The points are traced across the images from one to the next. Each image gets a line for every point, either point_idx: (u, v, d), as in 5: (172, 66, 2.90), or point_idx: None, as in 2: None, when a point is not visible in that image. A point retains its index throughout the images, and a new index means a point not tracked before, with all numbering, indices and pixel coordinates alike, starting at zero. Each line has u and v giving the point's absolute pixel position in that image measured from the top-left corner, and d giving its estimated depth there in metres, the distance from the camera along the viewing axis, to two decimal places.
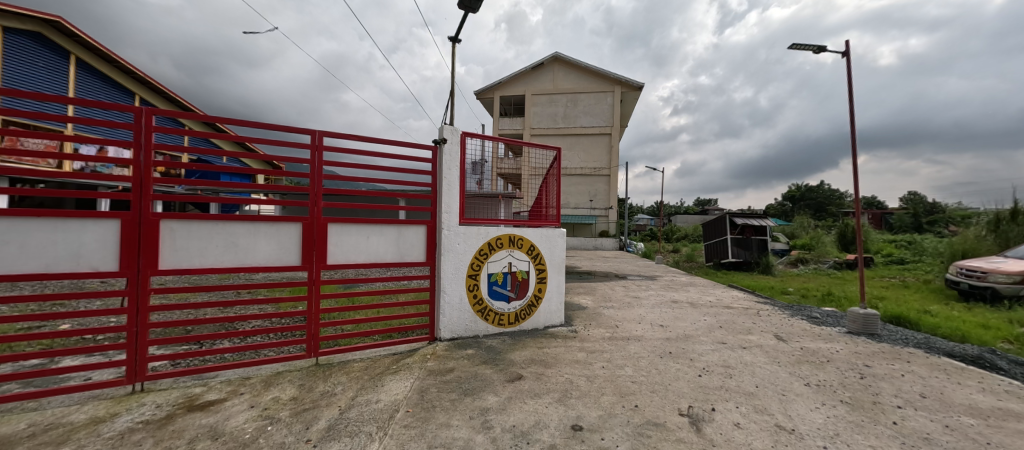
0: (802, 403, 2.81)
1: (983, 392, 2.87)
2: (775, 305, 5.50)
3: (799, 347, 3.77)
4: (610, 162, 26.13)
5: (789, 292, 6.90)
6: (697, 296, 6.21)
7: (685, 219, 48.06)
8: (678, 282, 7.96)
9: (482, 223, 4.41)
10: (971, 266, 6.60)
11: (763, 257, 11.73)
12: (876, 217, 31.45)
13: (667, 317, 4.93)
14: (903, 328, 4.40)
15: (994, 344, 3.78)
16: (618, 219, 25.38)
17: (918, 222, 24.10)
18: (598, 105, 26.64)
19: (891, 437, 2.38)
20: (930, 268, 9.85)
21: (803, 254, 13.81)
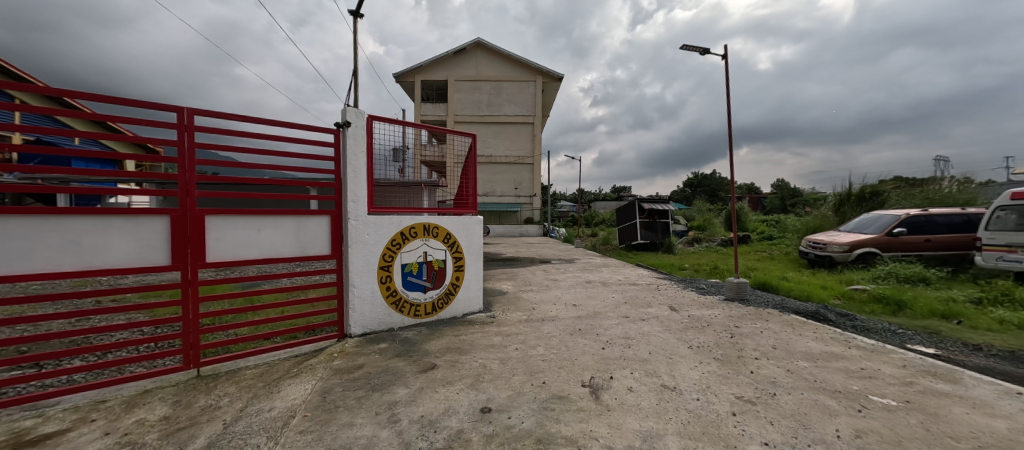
0: (685, 363, 3.20)
1: (816, 340, 3.54)
2: (672, 279, 6.21)
3: (687, 315, 4.27)
4: (533, 150, 26.86)
5: (685, 267, 7.83)
6: (609, 276, 6.74)
7: (605, 206, 51.79)
8: (593, 264, 8.57)
9: (394, 212, 4.20)
10: (817, 239, 8.13)
11: (666, 238, 13.14)
12: (753, 201, 37.20)
13: (580, 297, 5.26)
14: (768, 292, 5.26)
15: (828, 301, 4.70)
16: (541, 206, 26.37)
17: (784, 204, 29.03)
18: (522, 94, 27.06)
19: (748, 384, 2.82)
20: (790, 242, 11.95)
21: (698, 234, 15.75)
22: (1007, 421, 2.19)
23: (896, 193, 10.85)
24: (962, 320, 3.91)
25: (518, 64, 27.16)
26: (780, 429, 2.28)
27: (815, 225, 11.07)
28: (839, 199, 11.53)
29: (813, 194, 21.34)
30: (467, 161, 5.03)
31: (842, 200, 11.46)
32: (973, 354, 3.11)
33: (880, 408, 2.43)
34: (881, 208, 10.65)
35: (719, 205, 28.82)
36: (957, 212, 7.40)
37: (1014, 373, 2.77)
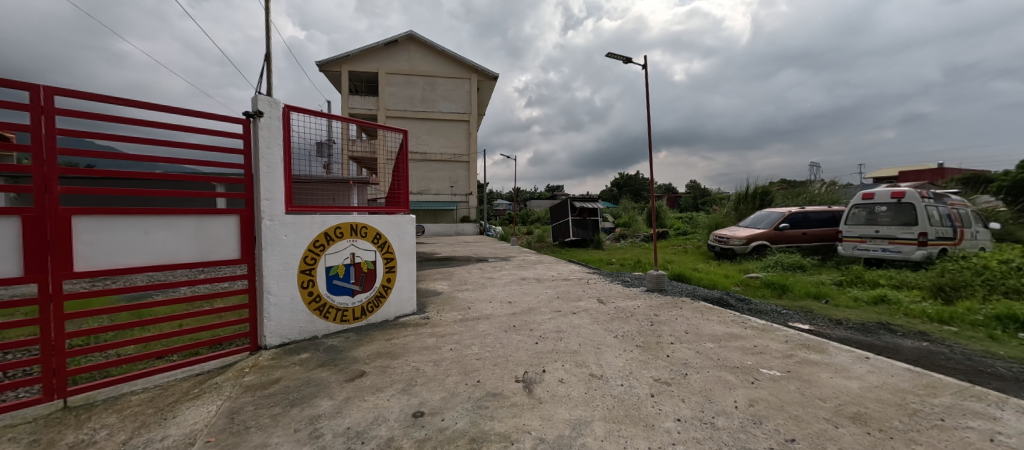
0: (611, 352, 3.42)
1: (719, 323, 4.03)
2: (600, 273, 6.63)
3: (613, 307, 4.59)
4: (469, 148, 26.82)
5: (613, 262, 8.42)
6: (543, 272, 6.98)
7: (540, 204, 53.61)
8: (528, 261, 8.83)
9: (317, 211, 3.90)
10: (721, 233, 9.21)
11: (595, 235, 14.00)
12: (671, 200, 41.04)
13: (515, 294, 5.38)
14: (682, 282, 5.87)
15: (729, 288, 5.39)
16: (478, 205, 26.42)
17: (696, 202, 32.59)
18: (457, 91, 26.84)
19: (664, 367, 3.11)
20: (700, 237, 13.48)
21: (624, 231, 17.05)
22: (856, 380, 2.68)
23: (782, 193, 12.78)
24: (827, 299, 4.73)
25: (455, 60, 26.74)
26: (690, 405, 2.55)
27: (720, 221, 12.60)
28: (736, 201, 13.14)
29: (718, 194, 24.31)
30: (399, 158, 4.82)
31: (737, 201, 13.11)
32: (835, 327, 3.76)
33: (768, 379, 2.83)
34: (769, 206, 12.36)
35: (643, 204, 31.49)
36: (827, 210, 8.91)
37: (863, 341, 3.40)
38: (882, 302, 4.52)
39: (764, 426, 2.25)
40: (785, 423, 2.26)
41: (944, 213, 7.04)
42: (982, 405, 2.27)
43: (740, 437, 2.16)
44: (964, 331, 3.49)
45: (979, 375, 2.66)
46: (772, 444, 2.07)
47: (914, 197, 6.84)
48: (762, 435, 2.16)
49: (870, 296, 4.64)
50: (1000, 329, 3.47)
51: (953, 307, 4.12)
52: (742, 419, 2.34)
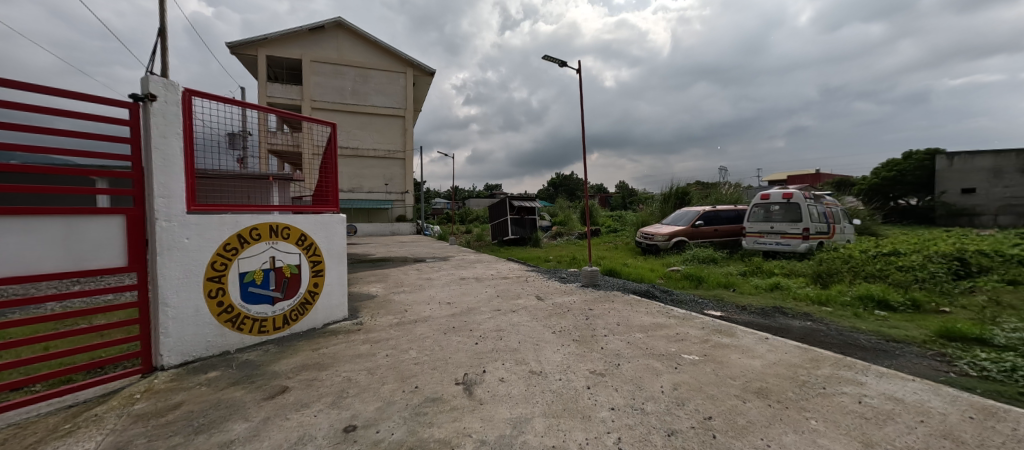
0: (549, 348, 3.52)
1: (647, 313, 4.35)
2: (538, 271, 6.81)
3: (551, 303, 4.73)
4: (405, 145, 26.01)
5: (550, 259, 8.74)
6: (482, 271, 7.00)
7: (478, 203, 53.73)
8: (467, 260, 8.78)
9: (226, 210, 3.47)
10: (647, 231, 9.99)
11: (532, 233, 14.36)
12: (602, 200, 43.72)
13: (455, 294, 5.31)
14: (614, 277, 6.28)
15: (653, 280, 5.90)
16: (414, 204, 25.92)
17: (624, 202, 35.20)
18: (391, 85, 25.88)
19: (599, 359, 3.27)
20: (628, 234, 14.56)
21: (560, 229, 17.79)
22: (758, 358, 3.05)
23: (697, 194, 14.30)
24: (734, 288, 5.38)
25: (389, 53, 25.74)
26: (623, 394, 2.70)
27: (645, 219, 13.74)
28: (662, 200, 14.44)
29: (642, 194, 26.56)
30: (327, 154, 4.48)
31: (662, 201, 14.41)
32: (740, 312, 4.29)
33: (688, 364, 3.09)
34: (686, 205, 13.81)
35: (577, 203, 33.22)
36: (734, 209, 10.12)
37: (761, 323, 3.91)
38: (776, 288, 5.26)
39: (686, 407, 2.47)
40: (704, 403, 2.50)
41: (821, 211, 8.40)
42: (851, 373, 2.73)
43: (667, 420, 2.34)
44: (837, 310, 4.19)
45: (848, 347, 3.20)
46: (693, 424, 2.28)
47: (799, 198, 8.03)
48: (685, 416, 2.37)
49: (767, 283, 5.37)
50: (861, 307, 4.23)
51: (827, 290, 4.93)
52: (668, 403, 2.53)
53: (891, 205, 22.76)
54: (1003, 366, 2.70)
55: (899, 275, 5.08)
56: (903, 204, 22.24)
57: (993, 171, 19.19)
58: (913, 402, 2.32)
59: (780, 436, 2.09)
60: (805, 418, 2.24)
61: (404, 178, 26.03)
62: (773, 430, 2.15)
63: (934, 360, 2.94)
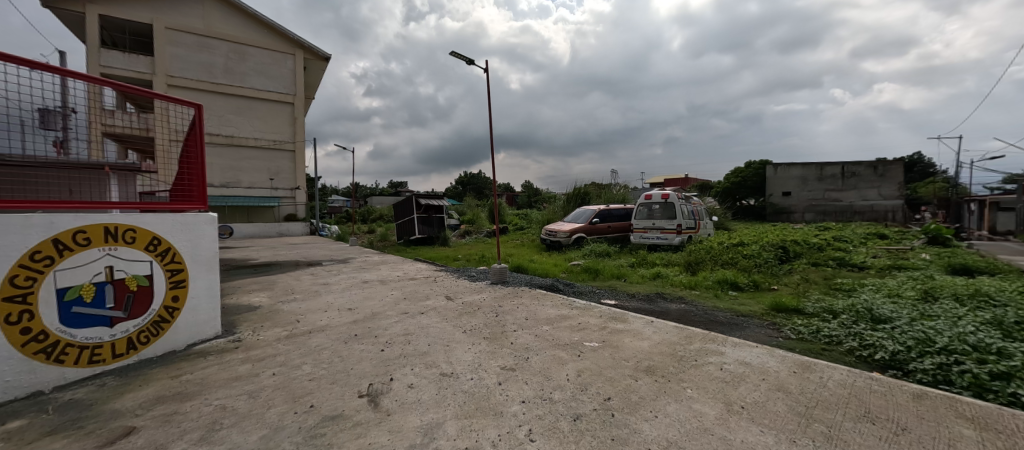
0: (460, 348, 3.49)
1: (552, 306, 4.62)
2: (448, 270, 6.74)
3: (461, 302, 4.72)
4: (296, 135, 23.47)
5: (459, 258, 8.76)
6: (387, 273, 6.65)
7: (381, 200, 50.71)
8: (370, 262, 8.23)
9: (36, 208, 2.67)
10: (551, 229, 10.69)
11: (440, 232, 14.38)
12: (509, 198, 45.47)
13: (357, 299, 4.95)
14: (522, 273, 6.56)
15: (557, 275, 6.32)
16: (309, 202, 23.49)
17: (529, 201, 37.22)
18: (277, 67, 23.00)
19: (509, 354, 3.34)
20: (533, 231, 15.42)
21: (468, 227, 18.02)
22: (646, 339, 3.46)
23: (596, 193, 15.76)
24: (625, 278, 6.08)
25: (277, 31, 22.81)
26: (532, 386, 2.82)
27: (549, 218, 14.75)
28: (565, 200, 15.71)
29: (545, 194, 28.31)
30: (190, 136, 3.70)
31: (565, 201, 15.69)
32: (630, 299, 4.85)
33: (589, 350, 3.31)
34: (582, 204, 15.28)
35: (486, 201, 33.89)
36: (625, 208, 11.37)
37: (646, 308, 4.46)
38: (657, 277, 6.10)
39: (588, 391, 2.68)
40: (603, 385, 2.74)
41: (690, 210, 9.94)
42: (714, 344, 3.28)
43: (573, 405, 2.51)
44: (703, 292, 5.03)
45: (710, 323, 3.85)
46: (595, 406, 2.48)
47: (675, 198, 9.37)
48: (588, 399, 2.57)
49: (650, 273, 6.18)
50: (719, 289, 5.15)
51: (695, 277, 5.88)
52: (573, 390, 2.72)
53: (735, 204, 27.53)
54: (811, 329, 3.55)
55: (744, 261, 6.32)
56: (744, 204, 27.09)
57: (801, 178, 25.04)
58: (758, 364, 2.88)
59: (664, 407, 2.41)
60: (683, 388, 2.62)
61: (294, 174, 23.47)
62: (659, 403, 2.47)
63: (769, 328, 3.72)
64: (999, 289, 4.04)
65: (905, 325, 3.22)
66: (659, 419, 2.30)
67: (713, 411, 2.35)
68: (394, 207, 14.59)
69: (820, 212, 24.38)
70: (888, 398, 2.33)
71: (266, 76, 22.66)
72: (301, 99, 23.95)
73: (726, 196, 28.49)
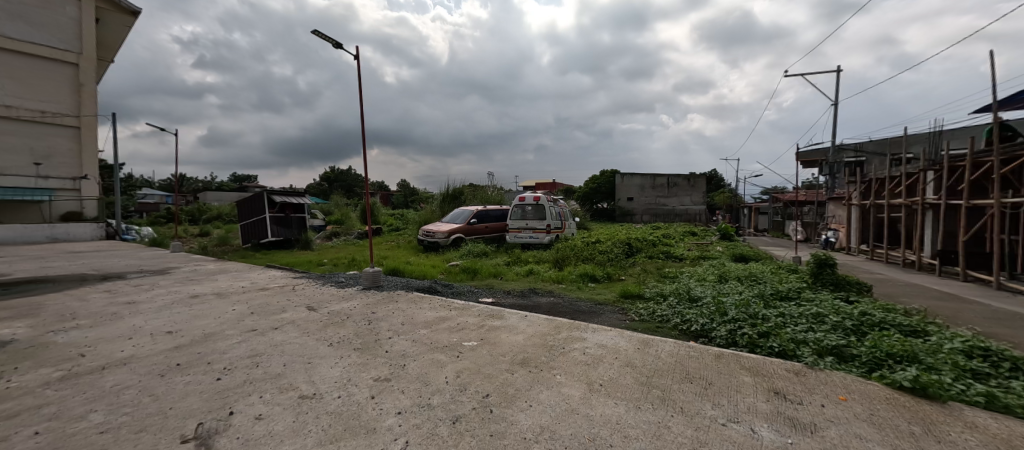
0: (325, 363, 3.01)
1: (431, 309, 4.53)
2: (310, 277, 5.96)
3: (327, 312, 4.22)
4: (82, 107, 17.40)
5: (325, 263, 7.89)
6: (227, 284, 5.48)
7: (219, 197, 41.45)
8: (202, 272, 6.64)
9: None
10: (429, 229, 10.63)
11: (303, 233, 12.70)
12: (383, 197, 43.12)
13: (181, 320, 3.94)
14: (398, 276, 6.28)
15: (436, 276, 6.28)
16: (105, 197, 17.64)
17: (405, 201, 36.09)
18: (48, 11, 16.56)
19: (384, 363, 3.02)
20: (410, 232, 14.96)
21: (336, 228, 16.33)
22: (521, 334, 3.69)
23: (471, 193, 16.18)
24: (502, 276, 6.42)
25: None
26: (409, 394, 2.63)
27: (428, 218, 14.60)
28: (442, 199, 15.80)
29: (424, 194, 27.68)
30: None
31: (442, 200, 15.81)
32: (507, 296, 5.14)
33: (469, 350, 3.32)
34: (461, 204, 15.60)
35: (356, 200, 31.26)
36: (501, 209, 12.00)
37: (521, 303, 4.77)
38: (530, 273, 6.62)
39: (468, 391, 2.66)
40: (482, 382, 2.75)
41: (557, 212, 11.15)
42: (578, 332, 3.70)
43: (452, 408, 2.49)
44: (569, 286, 5.68)
45: (575, 313, 4.34)
46: (474, 405, 2.51)
47: (545, 201, 10.37)
48: (467, 399, 2.58)
49: (524, 270, 6.67)
50: (582, 282, 5.89)
51: (561, 272, 6.58)
52: (452, 391, 2.66)
53: (592, 207, 31.95)
54: (649, 311, 4.34)
55: (600, 257, 7.38)
56: (599, 207, 31.70)
57: (638, 186, 30.77)
58: (612, 345, 3.37)
59: (537, 395, 2.59)
60: (553, 375, 2.85)
61: (77, 158, 17.36)
62: (533, 392, 2.64)
63: (619, 313, 4.41)
64: (759, 271, 5.69)
65: (709, 302, 4.25)
66: (533, 408, 2.48)
67: (577, 392, 2.63)
68: (239, 205, 12.40)
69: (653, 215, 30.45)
70: (702, 360, 3.02)
71: (26, 20, 16.03)
72: (90, 60, 17.73)
73: (585, 200, 32.72)
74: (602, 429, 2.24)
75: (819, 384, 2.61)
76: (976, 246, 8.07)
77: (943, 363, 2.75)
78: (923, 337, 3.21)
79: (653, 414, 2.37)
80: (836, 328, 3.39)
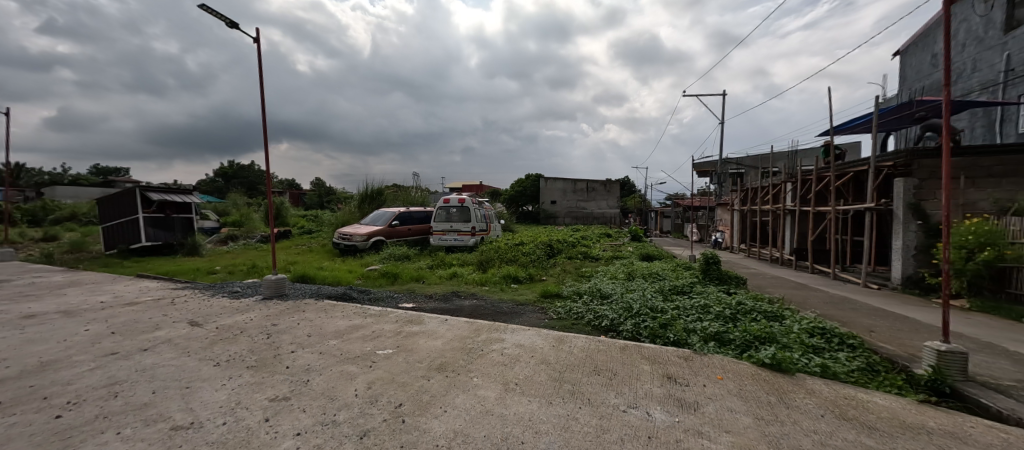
0: (208, 387, 2.60)
1: (343, 317, 4.22)
2: (196, 288, 5.18)
3: (215, 328, 3.69)
4: None
5: (216, 271, 6.92)
6: (77, 300, 4.49)
7: (73, 192, 33.78)
8: (41, 286, 5.34)
9: None
10: (346, 231, 9.96)
11: (189, 237, 11.08)
12: (294, 197, 39.25)
13: (4, 347, 3.11)
14: (307, 283, 5.76)
15: (351, 282, 5.89)
16: None
17: (320, 201, 33.48)
18: None
19: (283, 381, 2.72)
20: (325, 234, 13.88)
21: (233, 231, 14.40)
22: (440, 338, 3.62)
23: (392, 195, 15.60)
24: (424, 279, 6.26)
25: None
26: (312, 412, 2.37)
27: (345, 219, 13.68)
28: (361, 199, 14.91)
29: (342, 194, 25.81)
30: None
31: (362, 200, 14.92)
32: (427, 300, 5.02)
33: (383, 359, 3.15)
34: (382, 205, 14.90)
35: (258, 198, 27.98)
36: (425, 211, 11.73)
37: (443, 307, 4.69)
38: (454, 276, 6.57)
39: (379, 403, 2.51)
40: (395, 392, 2.63)
41: (482, 214, 11.24)
42: (498, 333, 3.76)
43: (359, 423, 2.30)
44: (492, 288, 5.76)
45: (496, 314, 4.40)
46: (385, 416, 2.36)
47: (470, 203, 10.38)
48: (378, 411, 2.41)
49: (447, 273, 6.59)
50: (505, 283, 6.01)
51: (485, 274, 6.63)
52: (360, 405, 2.47)
53: (518, 209, 32.79)
54: (566, 309, 4.57)
55: (522, 258, 7.61)
56: (524, 209, 32.86)
57: (561, 190, 32.50)
58: (529, 345, 3.47)
59: (453, 400, 2.54)
60: (470, 378, 2.84)
61: None
62: (448, 397, 2.59)
63: (539, 312, 4.57)
64: (660, 268, 6.35)
65: (618, 298, 4.62)
66: (448, 413, 2.41)
67: (493, 393, 2.65)
68: (99, 204, 10.27)
69: (573, 218, 32.51)
70: (609, 353, 3.26)
71: None
72: None
73: (512, 203, 33.37)
74: (515, 427, 2.27)
75: (703, 367, 2.98)
76: (820, 244, 10.04)
77: (793, 342, 3.35)
78: (781, 321, 3.88)
79: (563, 408, 2.48)
80: (718, 317, 3.93)
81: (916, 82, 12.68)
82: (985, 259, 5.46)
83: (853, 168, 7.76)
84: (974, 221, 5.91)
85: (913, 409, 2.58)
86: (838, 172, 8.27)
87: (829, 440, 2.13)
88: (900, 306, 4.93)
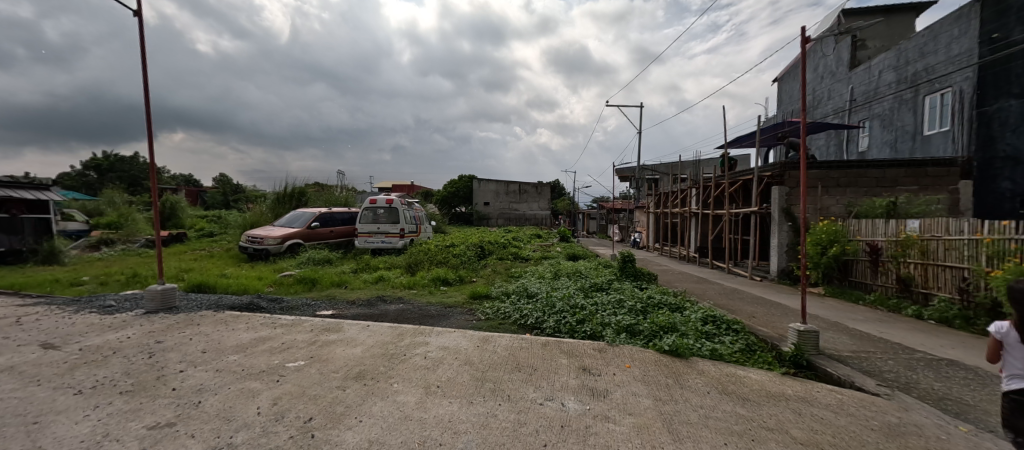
0: (65, 420, 2.20)
1: (247, 329, 3.83)
2: (54, 304, 4.34)
3: (77, 349, 3.13)
4: None
5: (82, 282, 5.84)
6: None
7: None
8: None
9: None
10: (255, 234, 9.01)
11: (45, 241, 9.26)
12: (192, 195, 34.32)
13: None
14: (205, 293, 5.13)
15: (261, 290, 5.37)
16: None
17: (225, 200, 29.91)
18: None
19: (167, 406, 2.39)
20: (231, 238, 12.39)
21: (108, 234, 12.16)
22: (359, 345, 3.46)
23: (312, 195, 14.45)
24: (346, 285, 5.92)
25: None
26: (203, 436, 2.13)
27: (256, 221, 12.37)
28: (275, 199, 13.53)
29: (253, 193, 23.18)
30: None
31: (276, 199, 13.54)
32: (348, 307, 4.75)
33: (292, 372, 2.93)
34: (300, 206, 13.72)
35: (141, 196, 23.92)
36: (349, 212, 11.05)
37: (366, 313, 4.49)
38: (379, 280, 6.32)
39: (286, 419, 2.34)
40: (305, 406, 2.46)
41: (412, 215, 10.86)
42: (422, 337, 3.70)
43: (260, 442, 2.10)
44: (421, 291, 5.65)
45: (423, 318, 4.34)
46: (292, 433, 2.19)
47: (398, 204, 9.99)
48: (283, 428, 2.23)
49: (372, 277, 6.32)
50: (434, 286, 5.93)
51: (414, 277, 6.47)
52: (263, 423, 2.28)
53: (451, 211, 32.48)
54: (494, 310, 4.66)
55: (453, 260, 7.57)
56: (457, 211, 32.65)
57: (494, 191, 32.78)
58: (453, 347, 3.46)
59: (369, 409, 2.46)
60: (389, 385, 2.77)
61: None
62: (365, 407, 2.50)
63: (468, 314, 4.59)
64: (584, 267, 6.73)
65: (543, 297, 4.81)
66: (363, 423, 2.33)
67: (413, 397, 2.62)
68: None
69: (507, 219, 33.05)
70: (532, 350, 3.40)
71: None
72: None
73: (445, 204, 32.86)
74: (433, 430, 2.26)
75: (614, 357, 3.26)
76: (720, 242, 11.45)
77: (690, 329, 3.82)
78: (682, 312, 4.36)
79: (483, 406, 2.54)
80: (630, 310, 4.30)
81: (790, 105, 15.11)
82: (834, 253, 6.73)
83: (743, 177, 9.01)
84: (827, 223, 7.17)
85: (778, 381, 3.09)
86: (732, 179, 9.53)
87: (711, 413, 2.47)
88: (775, 294, 5.87)
